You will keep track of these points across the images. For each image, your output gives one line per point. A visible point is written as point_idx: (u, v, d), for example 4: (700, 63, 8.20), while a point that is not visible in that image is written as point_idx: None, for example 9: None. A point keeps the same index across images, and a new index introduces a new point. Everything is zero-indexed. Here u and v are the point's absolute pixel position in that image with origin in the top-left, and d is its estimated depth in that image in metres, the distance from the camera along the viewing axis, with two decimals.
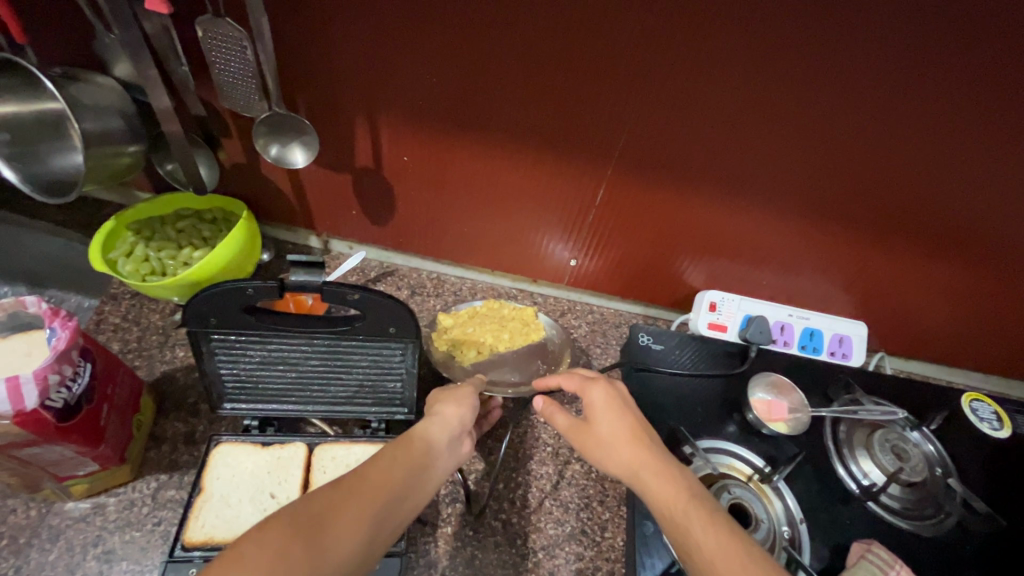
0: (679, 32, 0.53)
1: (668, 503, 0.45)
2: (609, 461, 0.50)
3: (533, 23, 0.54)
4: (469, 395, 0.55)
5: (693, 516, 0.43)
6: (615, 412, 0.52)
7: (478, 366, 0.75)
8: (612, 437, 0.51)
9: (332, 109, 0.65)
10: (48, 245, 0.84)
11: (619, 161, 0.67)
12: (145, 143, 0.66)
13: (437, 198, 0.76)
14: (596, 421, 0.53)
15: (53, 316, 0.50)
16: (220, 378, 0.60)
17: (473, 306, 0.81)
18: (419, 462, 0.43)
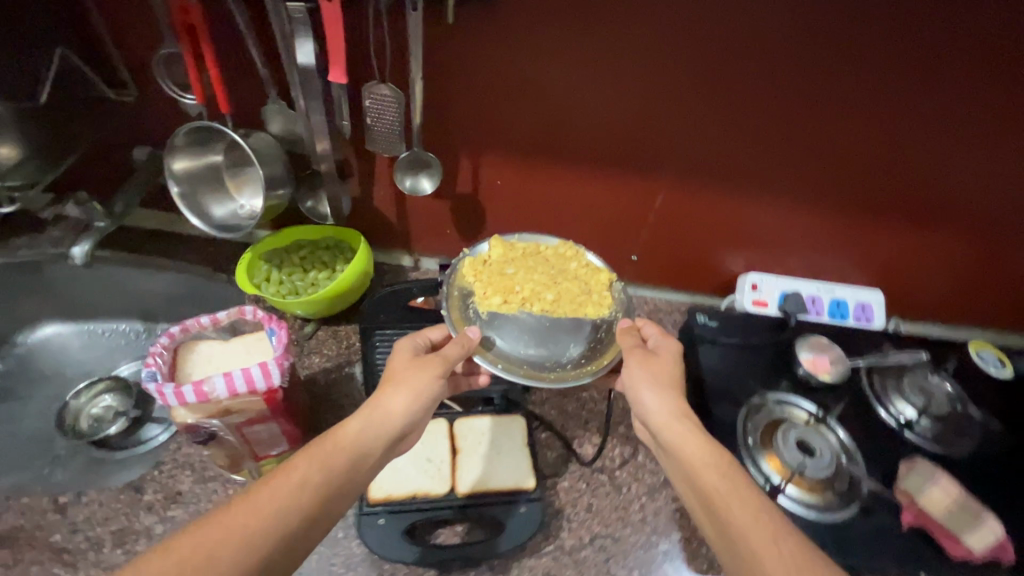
0: (721, 60, 0.70)
1: (704, 441, 0.57)
2: (659, 391, 0.62)
3: (611, 64, 0.71)
4: (427, 385, 0.61)
5: (721, 473, 0.55)
6: (674, 361, 0.66)
7: (494, 317, 0.73)
8: (666, 377, 0.64)
9: (444, 145, 0.81)
10: (174, 283, 0.95)
11: (671, 169, 0.83)
12: (291, 185, 0.80)
13: (520, 212, 0.91)
14: (663, 358, 0.66)
15: (269, 320, 0.64)
16: (376, 369, 0.74)
17: (534, 247, 0.80)
18: (328, 473, 0.53)
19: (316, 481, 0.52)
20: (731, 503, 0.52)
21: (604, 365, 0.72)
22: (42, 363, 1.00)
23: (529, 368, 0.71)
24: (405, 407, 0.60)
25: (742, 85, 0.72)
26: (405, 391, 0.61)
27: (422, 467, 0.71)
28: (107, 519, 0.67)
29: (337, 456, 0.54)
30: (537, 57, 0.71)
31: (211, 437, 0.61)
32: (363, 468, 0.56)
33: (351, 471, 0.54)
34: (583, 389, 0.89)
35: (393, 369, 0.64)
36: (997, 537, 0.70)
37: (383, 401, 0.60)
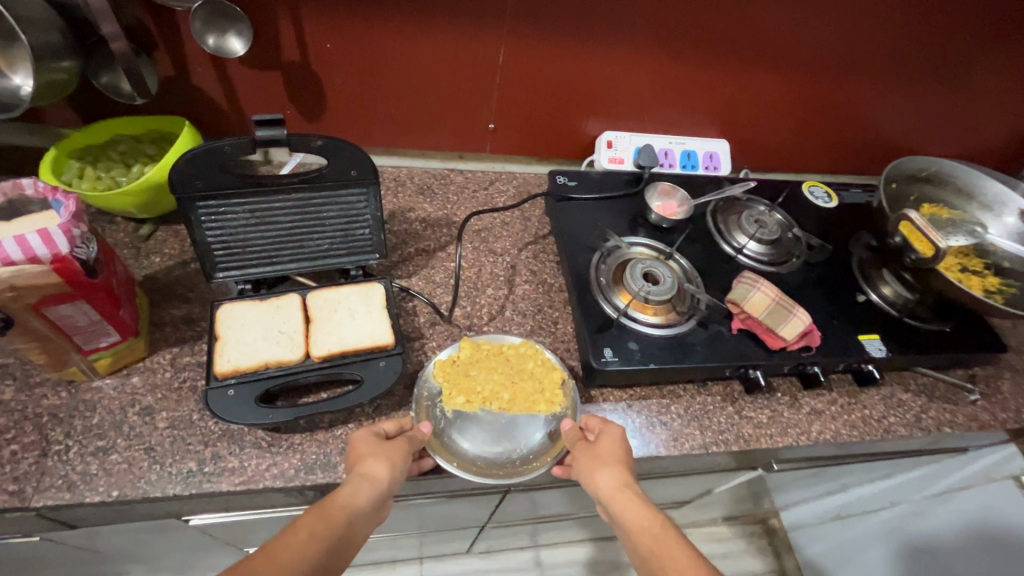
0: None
1: (644, 509, 0.56)
2: (604, 464, 0.61)
3: None
4: (400, 451, 0.62)
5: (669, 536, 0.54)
6: (620, 442, 0.65)
7: (455, 416, 0.72)
8: (612, 456, 0.63)
9: (254, 1, 0.73)
10: None
11: (508, 19, 0.81)
12: (76, 59, 0.70)
13: (363, 85, 0.86)
14: (607, 441, 0.65)
15: (53, 191, 0.57)
16: (209, 248, 0.69)
17: (499, 346, 0.77)
18: (329, 534, 0.52)
19: (319, 547, 0.51)
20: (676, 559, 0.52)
21: (547, 462, 0.70)
22: None
23: (482, 464, 0.70)
24: (388, 475, 0.59)
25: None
26: (386, 461, 0.60)
27: (274, 338, 0.69)
28: None
29: (334, 517, 0.53)
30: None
31: (10, 325, 0.55)
32: (357, 531, 0.55)
33: (349, 534, 0.54)
34: (451, 260, 0.91)
35: (364, 447, 0.61)
36: (806, 325, 0.77)
37: (369, 470, 0.58)
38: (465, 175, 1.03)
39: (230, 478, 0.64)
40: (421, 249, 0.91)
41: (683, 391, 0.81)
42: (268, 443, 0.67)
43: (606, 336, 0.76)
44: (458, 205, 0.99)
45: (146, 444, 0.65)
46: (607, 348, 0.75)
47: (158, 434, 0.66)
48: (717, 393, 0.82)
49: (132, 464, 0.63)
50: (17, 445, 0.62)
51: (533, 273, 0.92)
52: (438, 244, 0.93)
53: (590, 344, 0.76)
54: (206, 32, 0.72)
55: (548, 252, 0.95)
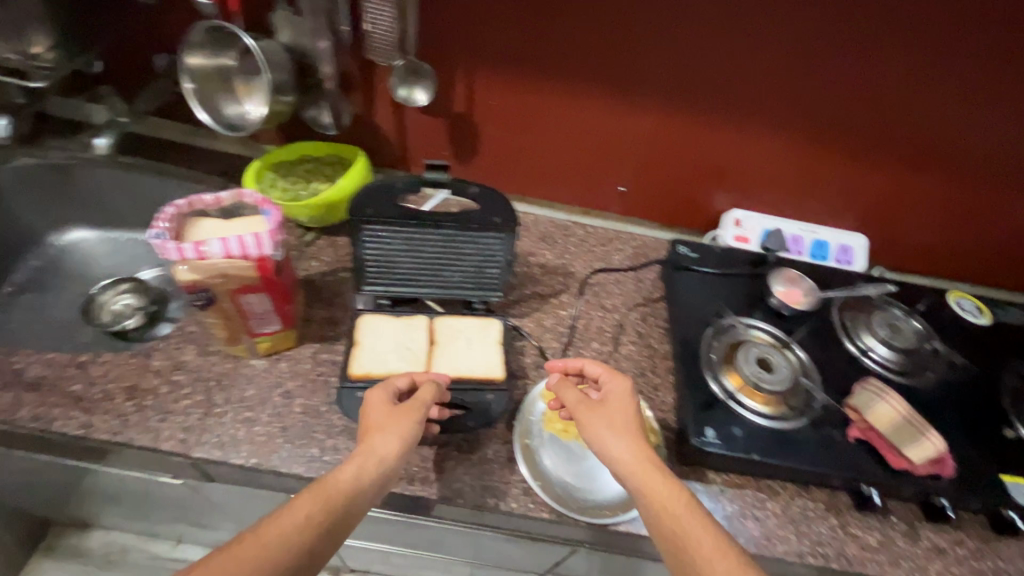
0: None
1: (669, 483, 0.60)
2: (619, 433, 0.65)
3: None
4: (407, 421, 0.65)
5: (683, 504, 0.58)
6: (628, 398, 0.69)
7: (548, 437, 0.77)
8: (623, 423, 0.66)
9: (442, 62, 0.85)
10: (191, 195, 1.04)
11: (657, 93, 0.87)
12: (294, 95, 0.85)
13: (513, 139, 0.95)
14: (616, 403, 0.68)
15: (265, 202, 0.70)
16: (364, 266, 0.80)
17: None
18: (329, 513, 0.55)
19: (320, 525, 0.54)
20: (705, 542, 0.54)
21: (618, 515, 0.71)
22: (71, 260, 1.14)
23: (561, 490, 0.73)
24: (396, 452, 0.62)
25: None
26: (394, 438, 0.63)
27: (402, 352, 0.77)
28: (119, 378, 0.75)
29: (335, 498, 0.56)
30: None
31: (208, 301, 0.68)
32: (360, 509, 0.58)
33: (349, 514, 0.56)
34: (562, 308, 0.95)
35: (376, 419, 0.64)
36: (938, 451, 0.71)
37: (377, 447, 0.61)
38: (587, 230, 1.07)
39: None
40: (536, 293, 0.97)
41: (783, 490, 0.77)
42: None
43: (710, 415, 0.76)
44: (576, 256, 1.03)
45: (282, 424, 0.74)
46: (710, 429, 0.74)
47: (292, 416, 0.75)
48: (820, 500, 0.77)
49: (269, 437, 0.73)
50: (188, 400, 0.75)
51: (639, 335, 0.94)
52: (552, 290, 0.98)
53: (695, 422, 0.75)
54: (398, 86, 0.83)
55: (656, 317, 0.96)
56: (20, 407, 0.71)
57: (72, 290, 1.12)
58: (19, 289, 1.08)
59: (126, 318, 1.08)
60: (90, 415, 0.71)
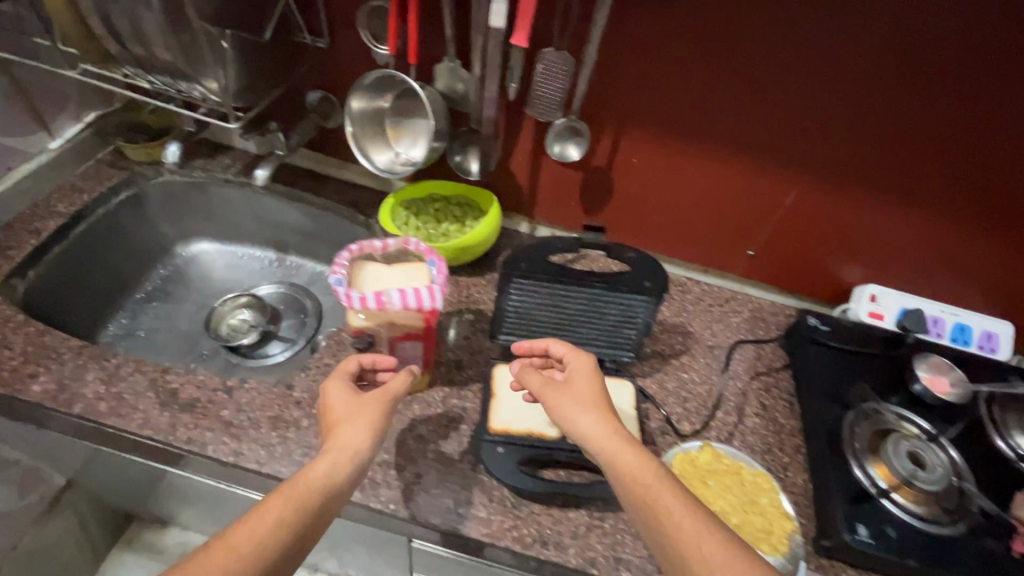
0: (877, 44, 0.73)
1: (648, 461, 0.59)
2: (594, 415, 0.63)
3: (756, 55, 0.76)
4: (371, 405, 0.63)
5: (663, 485, 0.57)
6: (591, 375, 0.68)
7: None
8: (593, 403, 0.65)
9: (592, 119, 0.85)
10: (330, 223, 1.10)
11: (805, 163, 0.85)
12: (444, 140, 0.87)
13: (646, 196, 0.95)
14: (579, 385, 0.67)
15: (430, 252, 0.71)
16: (505, 315, 0.80)
17: (739, 464, 0.80)
18: (301, 507, 0.54)
19: (292, 520, 0.53)
20: (688, 529, 0.53)
21: None
22: (194, 272, 1.18)
23: None
24: (367, 442, 0.61)
25: (891, 77, 0.75)
26: (363, 427, 0.61)
27: (538, 410, 0.78)
28: (264, 406, 0.77)
29: (307, 493, 0.55)
30: (703, 26, 0.75)
31: (370, 344, 0.70)
32: (337, 498, 0.57)
33: (325, 504, 0.55)
34: (683, 370, 0.93)
35: (344, 410, 0.63)
36: None
37: (347, 439, 0.60)
38: (704, 288, 1.05)
39: (479, 526, 0.71)
40: (656, 352, 0.95)
41: None
42: (512, 505, 0.73)
43: (859, 509, 0.72)
44: (694, 315, 1.01)
45: (417, 470, 0.74)
46: (861, 525, 0.71)
47: (426, 462, 0.75)
48: None
49: (404, 482, 0.73)
50: None
51: (764, 407, 0.90)
52: (672, 349, 0.96)
53: (845, 516, 0.72)
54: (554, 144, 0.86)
55: (781, 388, 0.93)
56: (176, 428, 0.73)
57: (193, 301, 1.15)
58: (148, 297, 1.12)
59: (242, 334, 1.11)
60: (239, 442, 0.73)
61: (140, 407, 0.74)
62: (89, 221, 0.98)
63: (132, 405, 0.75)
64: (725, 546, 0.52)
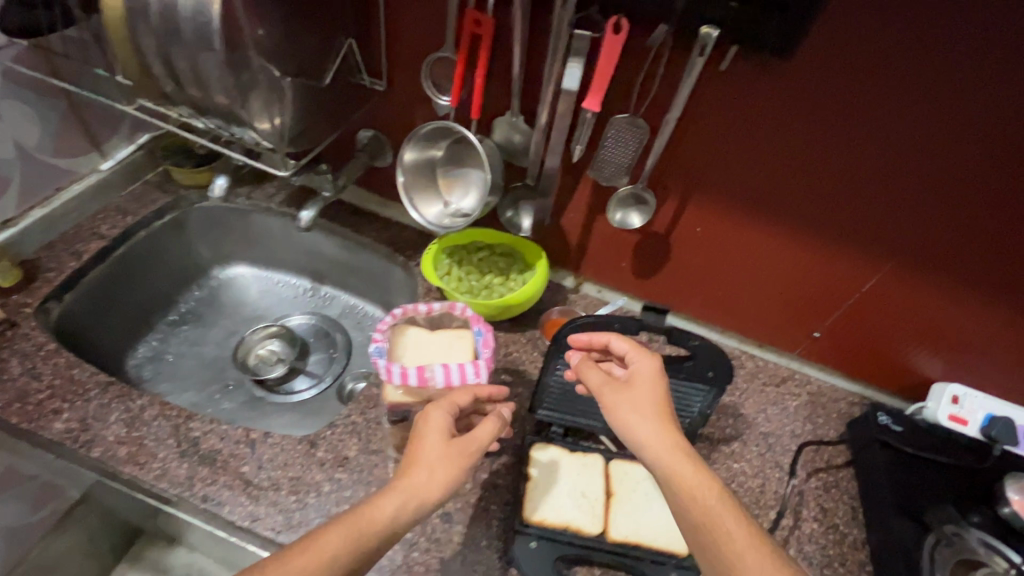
0: (1001, 140, 0.63)
1: (709, 479, 0.54)
2: (654, 419, 0.58)
3: (850, 138, 0.68)
4: (460, 450, 0.54)
5: (726, 511, 0.52)
6: (656, 378, 0.61)
7: None
8: (653, 406, 0.59)
9: (657, 185, 0.80)
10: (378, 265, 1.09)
11: (891, 251, 0.77)
12: (498, 194, 0.82)
13: (706, 265, 0.88)
14: (640, 386, 0.61)
15: (477, 320, 0.66)
16: (548, 390, 0.76)
17: None
18: (354, 552, 0.47)
19: (346, 564, 0.47)
20: (748, 565, 0.48)
21: None
22: (228, 296, 1.16)
23: None
24: (441, 492, 0.52)
25: (1012, 176, 0.65)
26: (443, 478, 0.52)
27: (578, 501, 0.70)
28: (286, 465, 0.73)
29: (366, 535, 0.48)
30: (795, 104, 0.67)
31: (404, 419, 0.65)
32: (394, 542, 0.50)
33: (379, 552, 0.49)
34: (733, 460, 0.85)
35: (429, 447, 0.54)
36: None
37: (421, 485, 0.52)
38: (758, 363, 0.97)
39: None
40: (705, 435, 0.87)
41: None
42: None
43: None
44: (747, 396, 0.93)
45: (440, 554, 0.69)
46: None
47: (451, 546, 0.69)
48: None
49: (426, 569, 0.67)
50: (349, 505, 0.71)
51: (823, 510, 0.82)
52: (722, 433, 0.88)
53: None
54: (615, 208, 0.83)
55: (842, 490, 0.84)
56: (194, 483, 0.69)
57: (224, 327, 1.13)
58: (180, 319, 1.10)
59: (269, 367, 1.08)
60: (256, 505, 0.69)
61: (159, 456, 0.71)
62: (128, 244, 0.98)
63: (152, 453, 0.71)
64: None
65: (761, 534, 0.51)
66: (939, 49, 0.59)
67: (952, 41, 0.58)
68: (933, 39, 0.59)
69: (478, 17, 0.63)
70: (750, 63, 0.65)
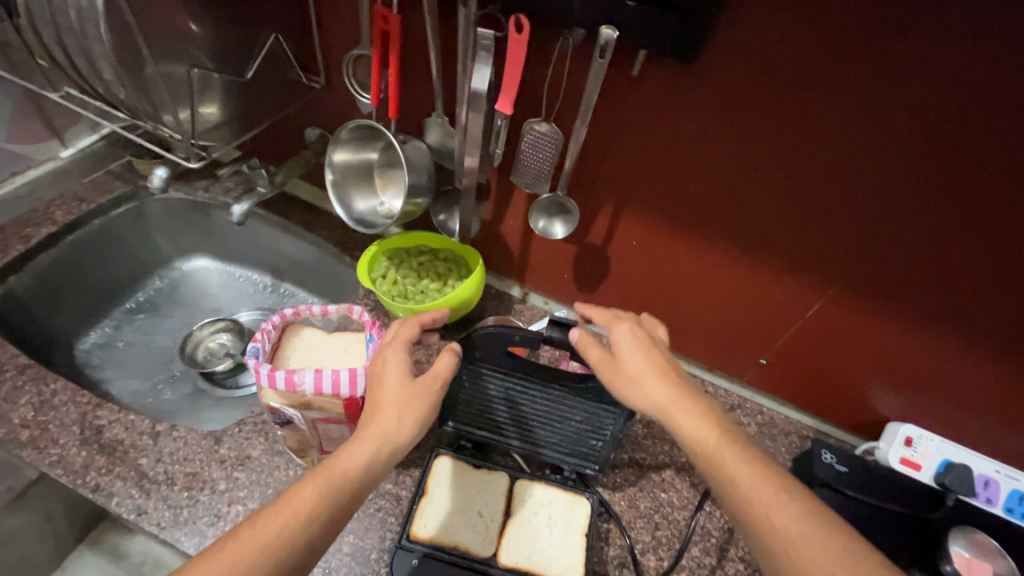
0: (943, 159, 0.57)
1: (708, 425, 0.57)
2: (653, 378, 0.61)
3: (781, 151, 0.63)
4: (422, 388, 0.57)
5: (728, 455, 0.55)
6: (642, 339, 0.64)
7: None
8: (642, 367, 0.61)
9: (588, 194, 0.77)
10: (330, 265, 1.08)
11: (835, 275, 0.71)
12: (427, 197, 0.80)
13: (647, 281, 0.84)
14: (629, 352, 0.63)
15: (372, 324, 0.65)
16: (456, 403, 0.72)
17: None
18: (335, 494, 0.50)
19: (331, 504, 0.49)
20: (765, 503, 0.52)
21: None
22: (186, 288, 1.17)
23: None
24: (409, 431, 0.56)
25: (957, 200, 0.59)
26: (411, 416, 0.56)
27: (471, 521, 0.67)
28: (185, 460, 0.72)
29: (343, 478, 0.51)
30: (720, 115, 0.62)
31: (288, 422, 0.63)
32: (374, 479, 0.53)
33: (360, 490, 0.52)
34: (662, 489, 0.80)
35: (390, 393, 0.57)
36: None
37: (388, 426, 0.55)
38: (707, 389, 0.91)
39: None
40: (635, 461, 0.82)
41: None
42: None
43: None
44: None
45: (327, 564, 0.67)
46: None
47: (339, 558, 0.67)
48: None
49: None
50: (241, 506, 0.69)
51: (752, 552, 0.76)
52: (655, 460, 0.82)
53: None
54: (539, 216, 0.80)
55: None
56: (88, 471, 0.69)
57: (180, 319, 1.14)
58: (136, 308, 1.12)
59: (217, 360, 1.07)
60: (145, 498, 0.68)
61: (59, 442, 0.71)
62: (80, 232, 1.00)
63: (53, 438, 0.71)
64: (799, 522, 0.50)
65: (765, 468, 0.54)
66: (866, 57, 0.54)
67: (880, 52, 0.53)
68: (861, 47, 0.54)
69: (385, 13, 0.63)
70: (667, 68, 0.61)
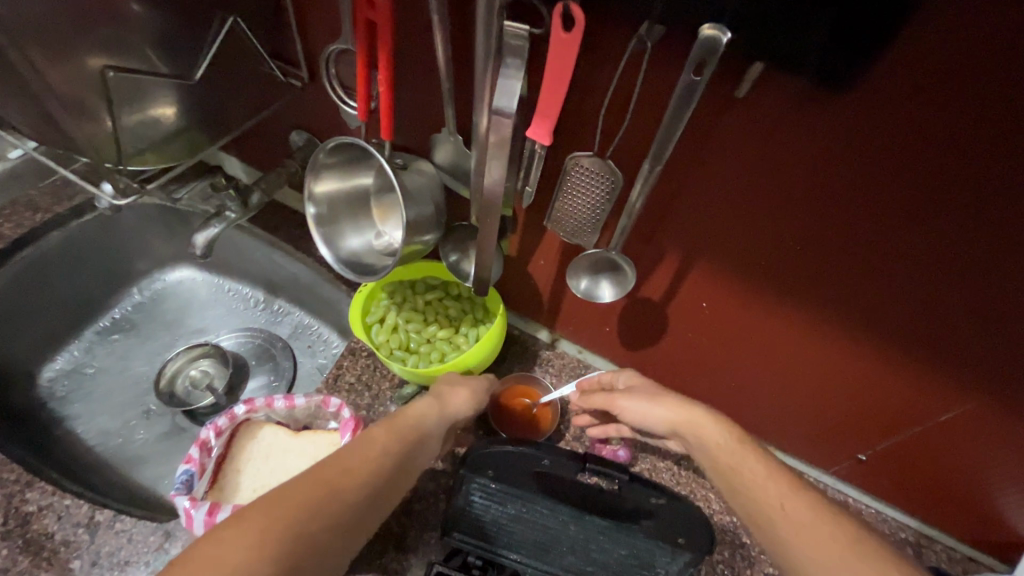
0: None
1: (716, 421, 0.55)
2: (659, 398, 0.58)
3: (939, 217, 0.42)
4: (478, 381, 0.64)
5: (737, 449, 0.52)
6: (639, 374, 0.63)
7: None
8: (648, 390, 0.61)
9: (647, 239, 0.57)
10: (324, 288, 0.92)
11: (988, 379, 0.51)
12: (438, 231, 0.62)
13: (715, 345, 0.64)
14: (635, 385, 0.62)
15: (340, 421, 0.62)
16: (466, 507, 0.55)
17: None
18: (402, 446, 0.51)
19: (396, 455, 0.50)
20: (767, 490, 0.48)
21: None
22: (168, 303, 1.02)
23: None
24: (465, 407, 0.61)
25: None
26: (466, 393, 0.62)
27: None
28: (126, 564, 0.58)
29: (407, 434, 0.53)
30: (870, 162, 0.42)
31: None
32: (427, 445, 0.55)
33: (420, 450, 0.53)
34: None
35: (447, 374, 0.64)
36: None
37: (444, 397, 0.60)
38: None
39: None
40: None
41: None
42: None
43: None
44: None
45: None
46: None
47: None
48: None
49: None
50: None
51: None
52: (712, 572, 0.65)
53: None
54: (581, 274, 0.62)
55: None
56: None
57: (159, 340, 1.00)
58: (111, 327, 0.98)
59: (199, 393, 0.93)
60: None
61: None
62: (36, 247, 0.86)
63: None
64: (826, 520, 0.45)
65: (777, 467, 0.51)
66: None
67: None
68: None
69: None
70: (783, 88, 0.41)
